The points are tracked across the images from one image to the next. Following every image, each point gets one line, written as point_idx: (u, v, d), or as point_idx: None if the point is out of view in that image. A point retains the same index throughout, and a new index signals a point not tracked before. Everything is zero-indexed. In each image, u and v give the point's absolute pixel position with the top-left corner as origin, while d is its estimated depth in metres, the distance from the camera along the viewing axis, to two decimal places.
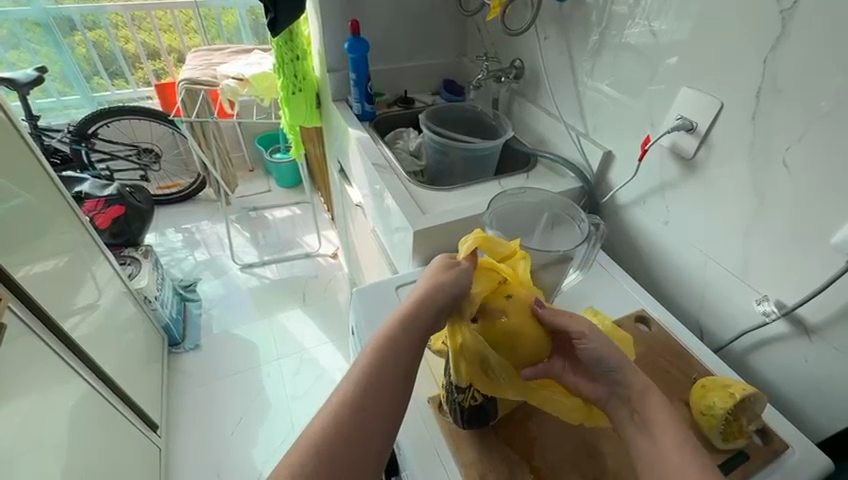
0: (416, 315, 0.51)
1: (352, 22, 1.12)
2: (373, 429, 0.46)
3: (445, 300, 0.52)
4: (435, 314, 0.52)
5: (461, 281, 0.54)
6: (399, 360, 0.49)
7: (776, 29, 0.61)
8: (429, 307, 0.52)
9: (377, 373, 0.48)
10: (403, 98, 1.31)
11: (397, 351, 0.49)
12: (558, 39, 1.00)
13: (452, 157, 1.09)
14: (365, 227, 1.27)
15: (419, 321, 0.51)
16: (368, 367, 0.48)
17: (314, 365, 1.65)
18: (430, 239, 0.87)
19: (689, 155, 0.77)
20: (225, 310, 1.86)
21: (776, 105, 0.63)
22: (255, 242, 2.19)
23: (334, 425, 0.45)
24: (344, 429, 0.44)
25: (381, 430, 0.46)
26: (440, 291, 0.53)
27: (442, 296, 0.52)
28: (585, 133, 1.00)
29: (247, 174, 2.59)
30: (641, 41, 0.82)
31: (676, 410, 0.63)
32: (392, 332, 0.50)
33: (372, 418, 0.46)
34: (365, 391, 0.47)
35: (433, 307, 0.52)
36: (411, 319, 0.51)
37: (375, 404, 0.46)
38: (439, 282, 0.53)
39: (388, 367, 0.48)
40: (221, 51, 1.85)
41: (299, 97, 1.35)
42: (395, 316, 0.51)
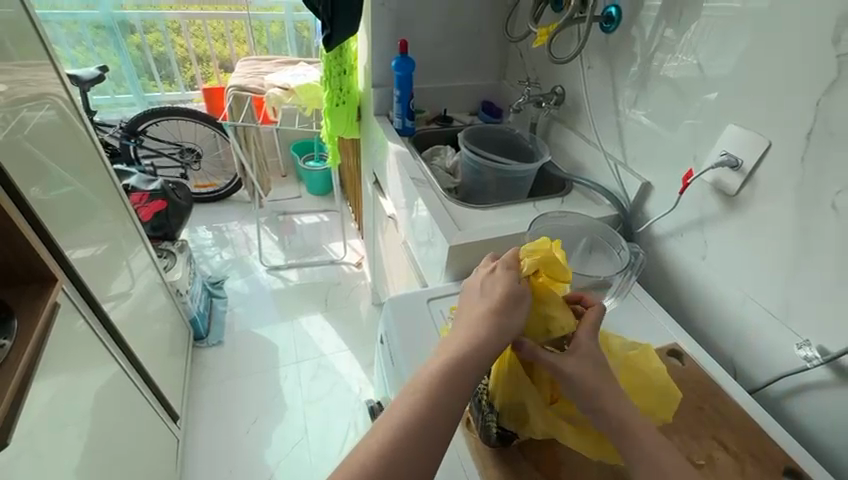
0: (480, 339, 0.50)
1: (402, 42, 1.17)
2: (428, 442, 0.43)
3: (508, 325, 0.52)
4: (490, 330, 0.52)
5: (516, 298, 0.55)
6: (455, 372, 0.48)
7: (831, 73, 0.61)
8: (494, 331, 0.51)
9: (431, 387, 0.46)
10: (443, 116, 1.34)
11: (462, 375, 0.48)
12: (603, 69, 1.02)
13: (486, 176, 1.11)
14: (396, 239, 1.29)
15: (486, 344, 0.50)
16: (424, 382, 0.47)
17: (332, 371, 1.67)
18: (463, 255, 0.88)
19: (732, 192, 0.77)
20: (249, 309, 1.90)
21: (827, 149, 0.63)
22: (282, 246, 2.24)
23: (391, 446, 0.42)
24: (402, 452, 0.42)
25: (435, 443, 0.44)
26: (502, 310, 0.53)
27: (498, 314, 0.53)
28: (624, 163, 1.01)
29: (279, 179, 2.67)
30: (687, 74, 0.83)
31: (706, 448, 0.62)
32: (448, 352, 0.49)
33: (431, 443, 0.44)
34: (424, 401, 0.45)
35: (498, 331, 0.51)
36: (475, 339, 0.50)
37: (435, 418, 0.45)
38: (500, 303, 0.54)
39: (450, 380, 0.47)
40: (269, 61, 1.94)
41: (341, 109, 1.40)
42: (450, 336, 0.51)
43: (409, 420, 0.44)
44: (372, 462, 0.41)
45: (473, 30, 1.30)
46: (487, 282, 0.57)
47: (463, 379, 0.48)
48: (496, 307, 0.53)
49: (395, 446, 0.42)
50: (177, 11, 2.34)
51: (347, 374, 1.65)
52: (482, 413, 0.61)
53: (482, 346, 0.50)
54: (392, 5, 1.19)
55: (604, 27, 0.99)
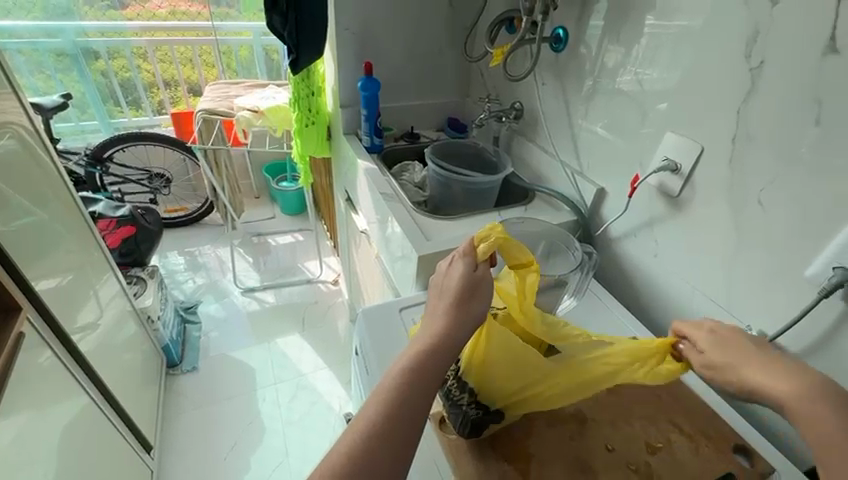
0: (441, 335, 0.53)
1: (366, 64, 1.22)
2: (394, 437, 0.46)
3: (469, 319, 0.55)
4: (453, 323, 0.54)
5: (476, 286, 0.57)
6: (418, 367, 0.50)
7: (747, 85, 0.69)
8: (454, 325, 0.54)
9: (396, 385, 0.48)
10: (410, 133, 1.39)
11: (426, 373, 0.50)
12: (555, 85, 1.10)
13: (453, 188, 1.16)
14: (369, 253, 1.31)
15: (449, 339, 0.53)
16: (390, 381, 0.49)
17: (311, 391, 1.65)
18: (433, 264, 0.92)
19: (675, 194, 0.84)
20: (224, 333, 1.87)
21: (749, 151, 0.70)
22: (257, 267, 2.23)
23: (358, 449, 0.44)
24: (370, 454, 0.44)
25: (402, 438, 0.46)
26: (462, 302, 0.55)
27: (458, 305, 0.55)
28: (580, 171, 1.07)
29: (252, 201, 2.66)
30: (628, 88, 0.90)
31: (664, 431, 0.66)
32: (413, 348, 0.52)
33: (399, 437, 0.46)
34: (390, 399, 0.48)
35: (459, 325, 0.54)
36: (437, 337, 0.53)
37: (400, 413, 0.47)
38: (461, 297, 0.56)
39: (414, 374, 0.49)
40: (238, 85, 1.96)
41: (311, 130, 1.43)
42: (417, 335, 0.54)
43: (377, 422, 0.46)
44: (341, 464, 0.43)
45: (435, 51, 1.37)
46: (448, 274, 0.59)
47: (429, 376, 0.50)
48: (457, 300, 0.56)
49: (363, 446, 0.44)
50: (142, 37, 2.34)
51: (327, 392, 1.64)
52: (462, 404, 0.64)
53: (443, 342, 0.52)
54: (356, 29, 1.24)
55: (554, 47, 1.07)
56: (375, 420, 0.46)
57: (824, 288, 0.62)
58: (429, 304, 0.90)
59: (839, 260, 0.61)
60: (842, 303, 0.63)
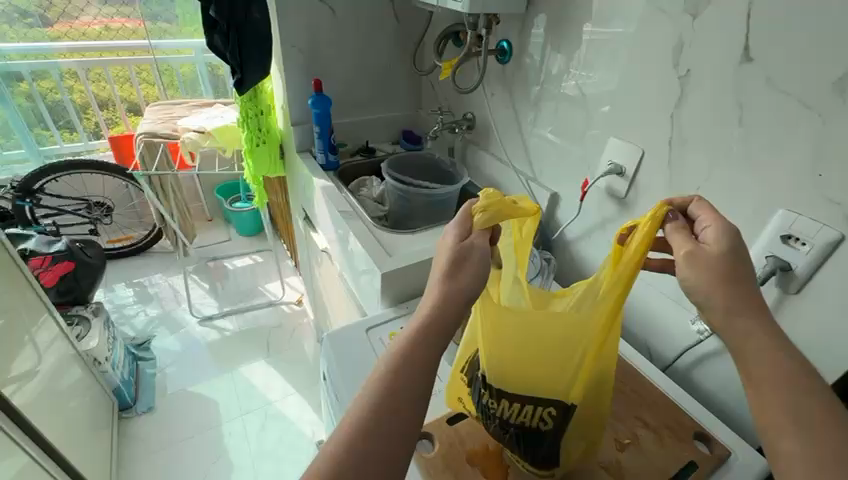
0: (432, 314, 0.50)
1: (315, 81, 1.20)
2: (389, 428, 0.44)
3: (461, 295, 0.52)
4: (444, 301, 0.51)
5: (468, 256, 0.55)
6: (409, 353, 0.48)
7: (678, 91, 0.74)
8: (446, 303, 0.51)
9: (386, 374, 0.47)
10: (365, 148, 1.38)
11: (417, 357, 0.48)
12: (503, 94, 1.13)
13: (412, 201, 1.16)
14: (331, 271, 1.29)
15: (439, 320, 0.50)
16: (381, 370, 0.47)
17: (280, 419, 1.58)
18: (397, 280, 0.91)
19: (622, 195, 0.88)
20: (183, 367, 1.76)
21: (684, 152, 0.75)
22: (214, 293, 2.12)
23: (350, 446, 0.42)
24: (357, 446, 0.42)
25: (399, 429, 0.44)
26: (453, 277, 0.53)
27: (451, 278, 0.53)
28: (533, 177, 1.11)
29: (205, 224, 2.55)
30: (571, 93, 0.94)
31: (631, 428, 0.68)
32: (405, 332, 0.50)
33: (394, 426, 0.44)
34: (381, 391, 0.46)
35: (451, 303, 0.51)
36: (427, 318, 0.50)
37: (392, 406, 0.45)
38: (452, 272, 0.53)
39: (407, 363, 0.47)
40: (181, 105, 1.88)
41: (263, 149, 1.39)
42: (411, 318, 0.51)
43: (364, 416, 0.44)
44: (329, 464, 0.41)
45: (385, 65, 1.37)
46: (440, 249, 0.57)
47: (418, 361, 0.48)
48: (449, 276, 0.53)
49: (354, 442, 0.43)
50: (71, 57, 2.19)
51: (297, 418, 1.58)
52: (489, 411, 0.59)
53: (435, 322, 0.50)
54: (302, 46, 1.23)
55: (500, 59, 1.10)
56: (363, 410, 0.44)
57: (759, 277, 0.68)
58: (396, 321, 0.89)
59: (770, 249, 0.66)
60: (777, 288, 0.68)
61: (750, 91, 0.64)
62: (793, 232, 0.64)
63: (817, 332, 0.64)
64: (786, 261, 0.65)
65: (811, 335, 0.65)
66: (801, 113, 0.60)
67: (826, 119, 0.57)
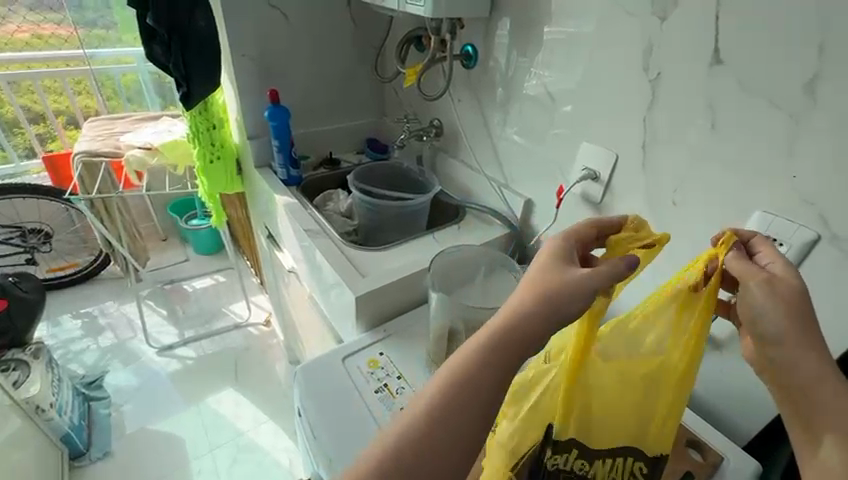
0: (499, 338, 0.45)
1: (271, 92, 1.13)
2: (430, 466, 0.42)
3: (539, 316, 0.46)
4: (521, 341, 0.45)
5: (560, 289, 0.47)
6: (468, 392, 0.44)
7: (648, 95, 0.73)
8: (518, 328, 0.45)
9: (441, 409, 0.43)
10: (329, 159, 1.32)
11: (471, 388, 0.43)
12: (470, 99, 1.10)
13: (382, 213, 1.11)
14: (300, 292, 1.21)
15: (506, 359, 0.45)
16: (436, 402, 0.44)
17: (253, 450, 1.49)
18: (373, 302, 0.85)
19: (598, 200, 0.87)
20: (142, 403, 1.62)
21: (659, 155, 0.74)
22: (173, 319, 1.98)
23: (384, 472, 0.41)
24: (393, 469, 0.41)
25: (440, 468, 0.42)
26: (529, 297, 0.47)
27: (536, 312, 0.46)
28: (505, 184, 1.08)
29: (159, 245, 2.38)
30: (538, 94, 0.92)
31: None
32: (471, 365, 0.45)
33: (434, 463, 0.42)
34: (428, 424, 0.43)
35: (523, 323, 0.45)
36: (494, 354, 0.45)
37: (434, 444, 0.42)
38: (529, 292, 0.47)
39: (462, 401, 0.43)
40: (124, 119, 1.74)
41: (218, 165, 1.29)
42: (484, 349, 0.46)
43: (405, 443, 0.42)
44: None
45: (345, 72, 1.31)
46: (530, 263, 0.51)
47: (473, 387, 0.44)
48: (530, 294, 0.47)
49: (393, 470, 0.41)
50: None
51: (272, 448, 1.49)
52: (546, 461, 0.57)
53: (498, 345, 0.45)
54: (255, 54, 1.15)
55: (465, 64, 1.07)
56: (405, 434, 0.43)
57: None
58: (374, 347, 0.83)
59: None
60: None
61: (721, 93, 0.64)
62: (770, 233, 0.63)
63: None
64: None
65: None
66: (772, 114, 0.59)
67: (798, 121, 0.57)
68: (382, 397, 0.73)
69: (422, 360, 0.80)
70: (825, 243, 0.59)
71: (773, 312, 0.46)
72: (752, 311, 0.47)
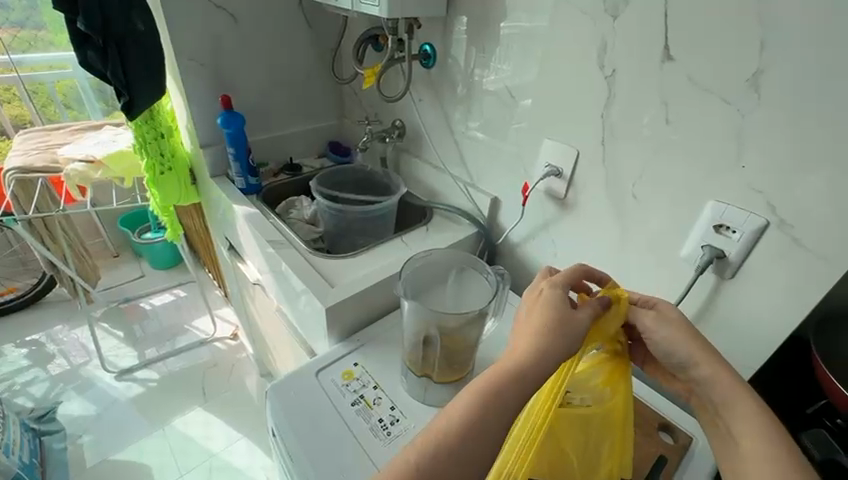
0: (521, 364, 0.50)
1: (223, 97, 1.07)
2: None
3: (556, 345, 0.52)
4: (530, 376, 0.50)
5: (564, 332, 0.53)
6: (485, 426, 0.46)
7: (606, 91, 0.74)
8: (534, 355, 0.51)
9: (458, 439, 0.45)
10: (289, 165, 1.27)
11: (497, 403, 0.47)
12: (432, 99, 1.09)
13: (348, 218, 1.08)
14: (268, 305, 1.17)
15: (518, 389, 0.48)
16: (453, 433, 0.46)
17: (228, 471, 1.43)
18: (344, 312, 0.83)
19: (562, 196, 0.88)
20: (101, 433, 1.52)
21: (618, 150, 0.76)
22: (132, 340, 1.87)
23: None
24: None
25: None
26: (541, 329, 0.53)
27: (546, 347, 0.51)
28: (471, 183, 1.08)
29: (110, 262, 2.23)
30: (499, 89, 0.92)
31: None
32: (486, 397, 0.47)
33: None
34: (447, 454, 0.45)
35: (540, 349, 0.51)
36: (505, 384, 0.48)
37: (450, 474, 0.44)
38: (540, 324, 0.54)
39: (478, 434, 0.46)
40: (60, 130, 1.61)
41: (169, 177, 1.22)
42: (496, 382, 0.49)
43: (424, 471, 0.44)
44: None
45: (301, 74, 1.27)
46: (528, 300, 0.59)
47: (498, 404, 0.47)
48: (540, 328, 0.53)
49: None
50: None
51: (248, 466, 1.44)
52: None
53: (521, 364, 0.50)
54: (203, 59, 1.09)
55: (424, 63, 1.06)
56: (438, 435, 0.46)
57: (699, 266, 0.69)
58: (347, 359, 0.81)
59: (706, 239, 0.69)
60: (713, 275, 0.71)
61: (673, 89, 0.66)
62: (724, 221, 0.66)
63: (753, 313, 0.68)
64: (721, 249, 0.68)
65: (748, 316, 0.69)
66: (721, 109, 0.62)
67: (744, 114, 0.60)
68: (360, 410, 0.72)
69: (399, 368, 0.79)
70: (774, 229, 0.62)
71: (673, 335, 0.58)
72: (664, 349, 0.59)
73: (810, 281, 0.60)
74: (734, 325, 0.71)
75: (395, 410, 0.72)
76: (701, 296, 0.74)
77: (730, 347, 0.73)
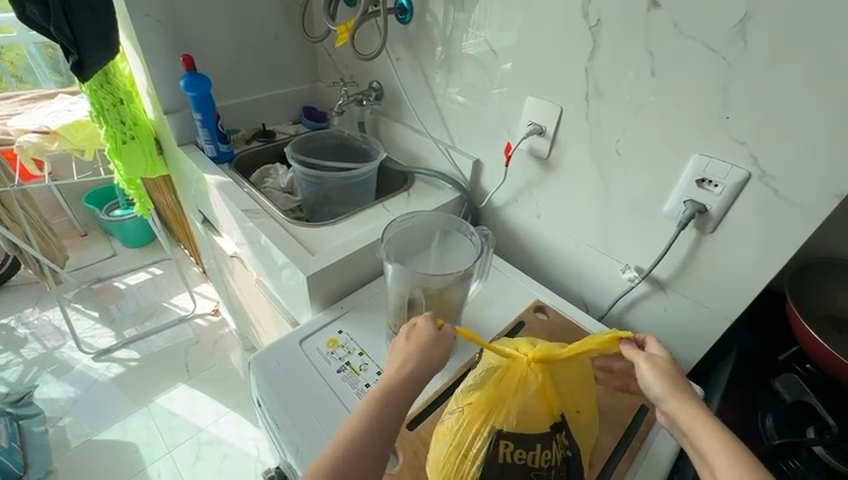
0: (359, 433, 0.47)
1: (184, 57, 0.99)
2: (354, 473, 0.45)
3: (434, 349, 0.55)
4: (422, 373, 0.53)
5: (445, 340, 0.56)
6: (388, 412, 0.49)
7: (590, 43, 0.72)
8: (376, 433, 0.48)
9: (367, 424, 0.48)
10: (263, 131, 1.21)
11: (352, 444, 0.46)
12: (409, 58, 1.04)
13: (327, 186, 1.04)
14: (247, 277, 1.14)
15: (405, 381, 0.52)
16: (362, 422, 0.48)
17: (216, 445, 1.43)
18: (327, 280, 0.81)
19: (545, 155, 0.86)
20: (81, 414, 1.49)
21: (602, 106, 0.74)
22: (108, 319, 1.81)
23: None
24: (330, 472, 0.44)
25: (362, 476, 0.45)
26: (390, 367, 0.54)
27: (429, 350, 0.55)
28: (453, 145, 1.05)
29: (79, 241, 2.13)
30: (477, 50, 0.89)
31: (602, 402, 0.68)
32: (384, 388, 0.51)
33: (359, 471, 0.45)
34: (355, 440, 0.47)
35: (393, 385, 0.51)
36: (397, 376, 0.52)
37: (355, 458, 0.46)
38: (388, 406, 0.49)
39: (381, 418, 0.48)
40: (9, 99, 1.49)
41: (132, 146, 1.15)
42: (391, 375, 0.52)
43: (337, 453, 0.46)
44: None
45: (270, 34, 1.19)
46: (392, 357, 0.56)
47: (392, 396, 0.50)
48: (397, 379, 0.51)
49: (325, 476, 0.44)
50: None
51: (237, 439, 1.44)
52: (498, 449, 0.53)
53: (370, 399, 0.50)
54: (160, 15, 1.00)
55: (401, 19, 1.00)
56: (351, 429, 0.47)
57: (681, 222, 0.70)
58: (332, 327, 0.79)
59: (688, 194, 0.69)
60: (695, 230, 0.71)
61: (660, 38, 0.64)
62: (706, 175, 0.66)
63: (730, 266, 0.69)
64: (702, 204, 0.68)
65: (728, 270, 0.70)
66: (707, 58, 0.60)
67: (730, 63, 0.59)
68: (346, 376, 0.71)
69: (384, 333, 0.79)
70: (755, 181, 0.62)
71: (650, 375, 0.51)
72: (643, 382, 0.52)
73: (788, 232, 0.61)
74: (713, 279, 0.72)
75: (381, 375, 0.72)
76: (682, 251, 0.74)
77: (707, 300, 0.75)
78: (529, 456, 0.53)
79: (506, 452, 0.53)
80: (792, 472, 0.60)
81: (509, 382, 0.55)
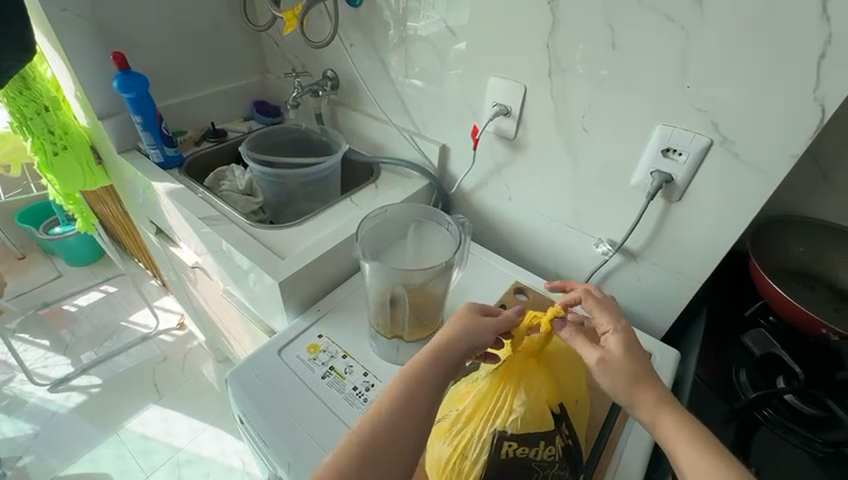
0: (409, 386, 0.50)
1: (116, 54, 0.90)
2: (404, 427, 0.47)
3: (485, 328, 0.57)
4: (473, 346, 0.55)
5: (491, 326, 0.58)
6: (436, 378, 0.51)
7: (550, 18, 0.70)
8: (424, 396, 0.50)
9: (416, 383, 0.50)
10: (212, 130, 1.13)
11: (402, 397, 0.49)
12: (363, 43, 0.99)
13: (289, 184, 0.99)
14: (213, 288, 1.07)
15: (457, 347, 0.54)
16: (411, 382, 0.50)
17: (198, 463, 1.37)
18: (300, 283, 0.77)
19: (512, 136, 0.85)
20: (43, 451, 1.37)
21: (565, 81, 0.73)
22: (61, 346, 1.68)
23: (376, 431, 0.46)
24: (381, 424, 0.47)
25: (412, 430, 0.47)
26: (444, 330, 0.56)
27: (480, 328, 0.57)
28: (417, 132, 1.02)
29: (16, 265, 1.95)
30: (434, 31, 0.85)
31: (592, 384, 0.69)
32: (438, 351, 0.53)
33: (409, 426, 0.47)
34: (407, 394, 0.49)
35: (448, 349, 0.53)
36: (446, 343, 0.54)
37: (404, 414, 0.48)
38: (441, 366, 0.52)
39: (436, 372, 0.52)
40: None
41: (66, 157, 1.04)
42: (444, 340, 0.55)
43: (391, 406, 0.48)
44: (363, 434, 0.46)
45: (208, 24, 1.10)
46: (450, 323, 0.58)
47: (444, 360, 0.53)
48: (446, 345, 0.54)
49: (381, 428, 0.47)
50: None
51: (220, 453, 1.39)
52: (503, 449, 0.53)
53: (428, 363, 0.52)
54: (81, 9, 0.90)
55: (350, 1, 0.94)
56: (401, 382, 0.50)
57: (649, 193, 0.71)
58: (310, 333, 0.76)
59: (655, 165, 0.70)
60: (663, 200, 0.73)
61: (618, 9, 0.63)
62: (671, 145, 0.67)
63: (697, 231, 0.72)
64: (669, 174, 0.69)
65: (696, 236, 0.72)
66: (666, 27, 0.60)
67: (689, 31, 0.59)
68: (331, 382, 0.68)
69: (366, 332, 0.76)
70: (717, 147, 0.63)
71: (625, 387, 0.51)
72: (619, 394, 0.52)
73: (749, 193, 0.63)
74: (682, 246, 0.75)
75: (369, 375, 0.70)
76: (650, 221, 0.76)
77: (677, 266, 0.77)
78: (532, 453, 0.53)
79: (510, 450, 0.53)
80: (768, 421, 0.66)
81: (510, 380, 0.57)
